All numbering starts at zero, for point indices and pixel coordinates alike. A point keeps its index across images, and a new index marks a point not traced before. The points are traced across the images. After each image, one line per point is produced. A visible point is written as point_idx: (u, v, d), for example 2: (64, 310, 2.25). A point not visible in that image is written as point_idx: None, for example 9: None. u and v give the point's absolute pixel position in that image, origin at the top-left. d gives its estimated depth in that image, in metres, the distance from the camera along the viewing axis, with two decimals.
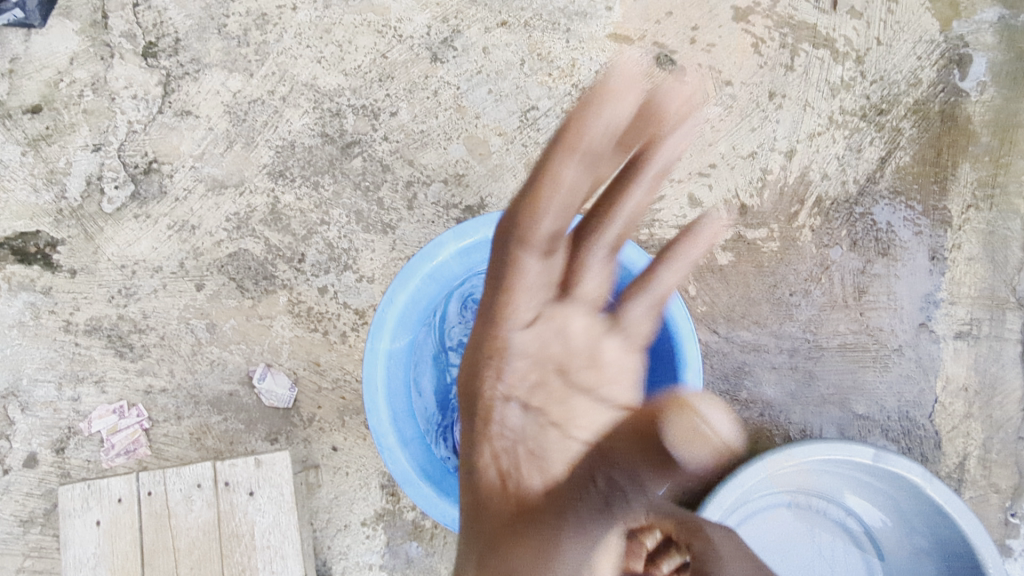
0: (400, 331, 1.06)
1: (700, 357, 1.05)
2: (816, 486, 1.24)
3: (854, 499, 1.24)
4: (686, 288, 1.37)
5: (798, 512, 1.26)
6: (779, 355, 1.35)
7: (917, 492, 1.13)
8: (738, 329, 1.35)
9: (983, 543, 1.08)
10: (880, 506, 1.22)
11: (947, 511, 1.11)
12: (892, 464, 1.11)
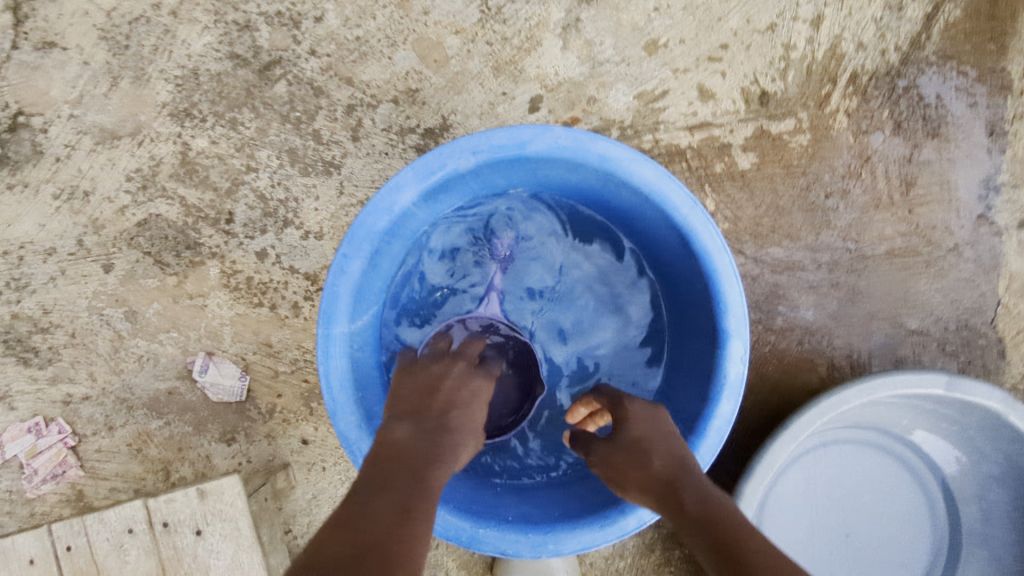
0: (356, 307, 0.83)
1: (744, 300, 0.81)
2: (871, 420, 1.12)
3: (922, 434, 1.11)
4: (702, 204, 1.14)
5: (851, 452, 1.13)
6: (817, 271, 1.14)
7: (995, 420, 1.00)
8: (768, 247, 1.14)
9: None
10: (943, 436, 1.10)
11: None
12: (968, 391, 0.97)
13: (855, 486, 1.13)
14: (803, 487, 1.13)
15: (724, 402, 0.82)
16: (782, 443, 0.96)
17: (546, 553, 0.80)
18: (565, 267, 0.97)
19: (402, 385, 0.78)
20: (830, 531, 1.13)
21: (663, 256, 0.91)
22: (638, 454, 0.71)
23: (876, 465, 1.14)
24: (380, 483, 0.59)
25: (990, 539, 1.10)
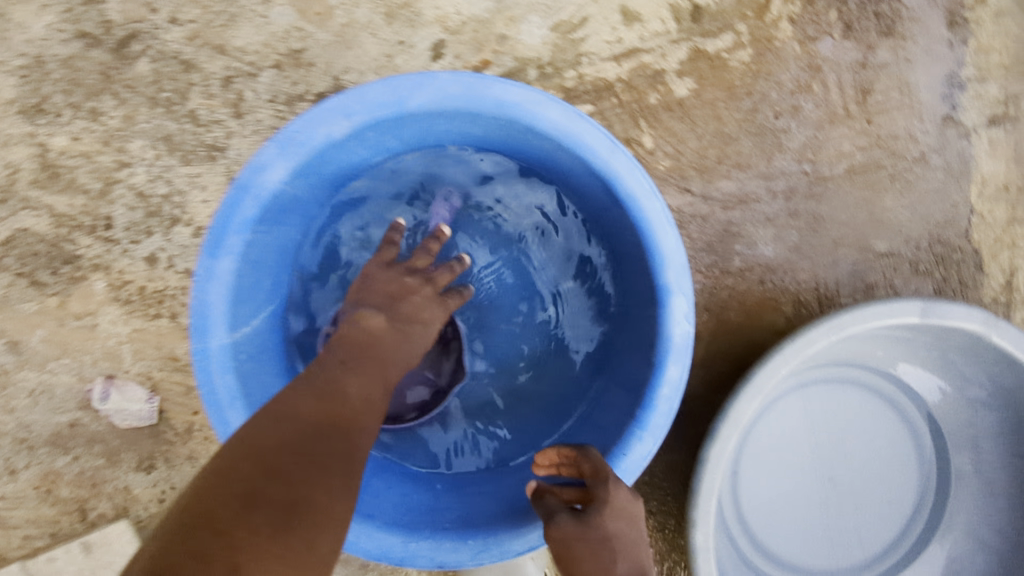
0: (239, 311, 0.72)
1: (682, 249, 0.71)
2: (847, 356, 1.03)
3: (903, 366, 1.04)
4: (640, 142, 1.02)
5: (829, 392, 1.05)
6: (773, 201, 1.04)
7: (977, 341, 0.91)
8: (717, 181, 1.03)
9: None
10: (920, 361, 1.03)
11: (1015, 356, 0.89)
12: (944, 314, 0.87)
13: (836, 428, 1.05)
14: (781, 437, 1.04)
15: (672, 366, 0.72)
16: (748, 400, 0.85)
17: (490, 560, 0.72)
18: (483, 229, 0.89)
19: (372, 278, 0.79)
20: (814, 479, 1.05)
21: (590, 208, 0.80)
22: (604, 560, 0.65)
23: (856, 403, 1.05)
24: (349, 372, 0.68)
25: (981, 463, 1.03)
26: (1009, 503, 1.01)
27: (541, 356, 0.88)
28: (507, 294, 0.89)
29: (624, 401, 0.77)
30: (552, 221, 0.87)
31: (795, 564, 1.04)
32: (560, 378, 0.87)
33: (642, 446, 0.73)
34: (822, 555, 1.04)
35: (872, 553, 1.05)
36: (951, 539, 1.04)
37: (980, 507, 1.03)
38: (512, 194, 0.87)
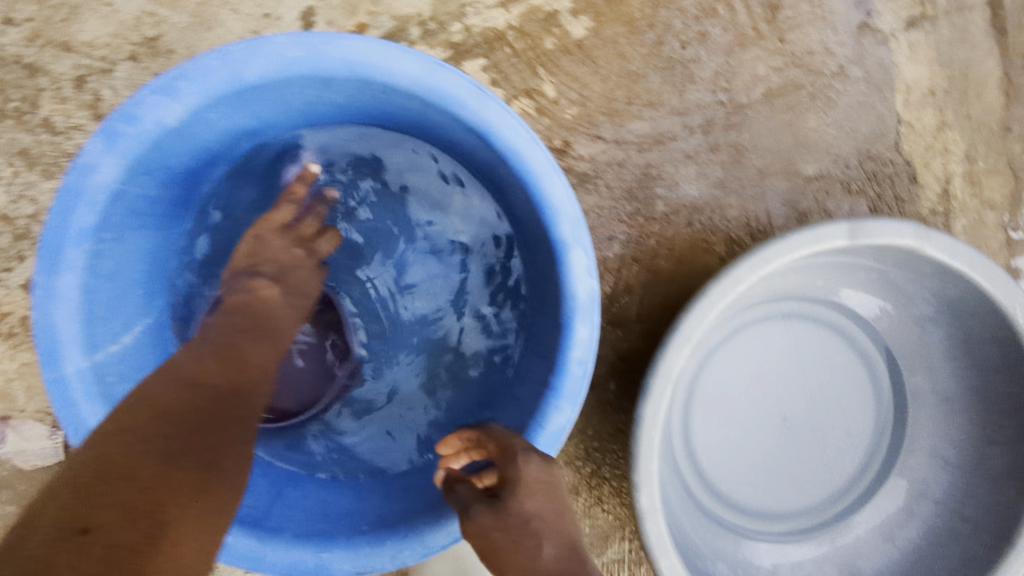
0: (103, 328, 0.67)
1: (573, 198, 0.65)
2: (785, 289, 0.99)
3: (847, 291, 1.01)
4: (541, 91, 0.95)
5: (772, 328, 1.01)
6: (691, 137, 0.98)
7: (913, 256, 0.86)
8: (629, 123, 0.96)
9: (1003, 291, 0.84)
10: (861, 284, 1.00)
11: (954, 268, 0.84)
12: (874, 233, 0.81)
13: (784, 364, 1.01)
14: (728, 381, 1.00)
15: (580, 326, 0.67)
16: (676, 350, 0.80)
17: (413, 559, 0.68)
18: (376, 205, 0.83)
19: (262, 242, 0.73)
20: (767, 420, 1.01)
21: (478, 167, 0.73)
22: (528, 544, 0.63)
23: (801, 335, 1.02)
24: (247, 337, 0.65)
25: (936, 381, 1.00)
26: (967, 418, 0.97)
27: (456, 333, 0.83)
28: (413, 272, 0.83)
29: (539, 369, 0.72)
30: (446, 190, 0.81)
31: (758, 509, 1.00)
32: (479, 353, 0.82)
33: (563, 415, 0.68)
34: (784, 496, 1.01)
35: (833, 485, 1.02)
36: (913, 460, 1.02)
37: (939, 425, 1.00)
38: (401, 164, 0.81)
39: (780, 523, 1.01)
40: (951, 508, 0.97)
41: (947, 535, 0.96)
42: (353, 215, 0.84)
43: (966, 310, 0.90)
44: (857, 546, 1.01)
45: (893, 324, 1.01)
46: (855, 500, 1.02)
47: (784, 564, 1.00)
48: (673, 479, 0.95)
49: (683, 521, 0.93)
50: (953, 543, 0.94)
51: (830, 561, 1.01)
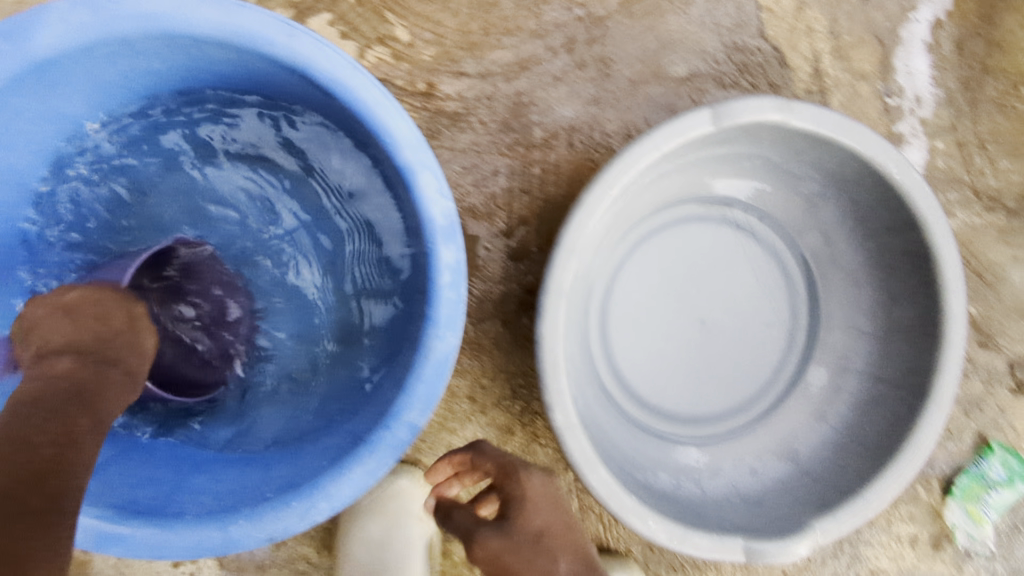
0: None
1: (409, 122, 0.64)
2: (676, 192, 0.99)
3: (722, 181, 1.01)
4: (394, 38, 0.93)
5: (671, 234, 1.01)
6: (556, 58, 0.96)
7: (782, 131, 0.86)
8: (490, 55, 0.95)
9: (875, 150, 0.84)
10: (749, 173, 1.00)
11: (824, 136, 0.84)
12: (737, 114, 0.81)
13: (687, 267, 1.01)
14: (635, 295, 1.00)
15: (444, 249, 0.66)
16: (562, 264, 0.79)
17: (323, 516, 0.67)
18: (239, 179, 0.82)
19: (56, 316, 0.69)
20: (682, 326, 1.01)
21: (321, 113, 0.72)
22: (541, 561, 0.65)
23: (698, 237, 1.02)
24: (45, 414, 0.59)
25: (837, 256, 1.01)
26: (875, 286, 0.98)
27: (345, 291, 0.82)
28: (291, 238, 0.83)
29: (418, 304, 0.71)
30: (297, 148, 0.79)
31: (686, 413, 1.03)
32: (370, 306, 0.81)
33: (445, 341, 0.67)
34: (712, 396, 1.03)
35: (759, 376, 1.04)
36: (831, 336, 1.03)
37: (849, 299, 1.01)
38: (253, 129, 0.80)
39: (714, 423, 1.04)
40: (870, 375, 0.99)
41: (871, 402, 0.97)
42: (216, 198, 0.83)
43: (847, 178, 0.91)
44: (791, 430, 1.02)
45: (780, 205, 1.02)
46: (783, 386, 1.04)
47: (725, 461, 1.01)
48: (599, 400, 0.96)
49: (613, 437, 0.94)
50: (876, 408, 0.96)
51: (768, 451, 1.01)
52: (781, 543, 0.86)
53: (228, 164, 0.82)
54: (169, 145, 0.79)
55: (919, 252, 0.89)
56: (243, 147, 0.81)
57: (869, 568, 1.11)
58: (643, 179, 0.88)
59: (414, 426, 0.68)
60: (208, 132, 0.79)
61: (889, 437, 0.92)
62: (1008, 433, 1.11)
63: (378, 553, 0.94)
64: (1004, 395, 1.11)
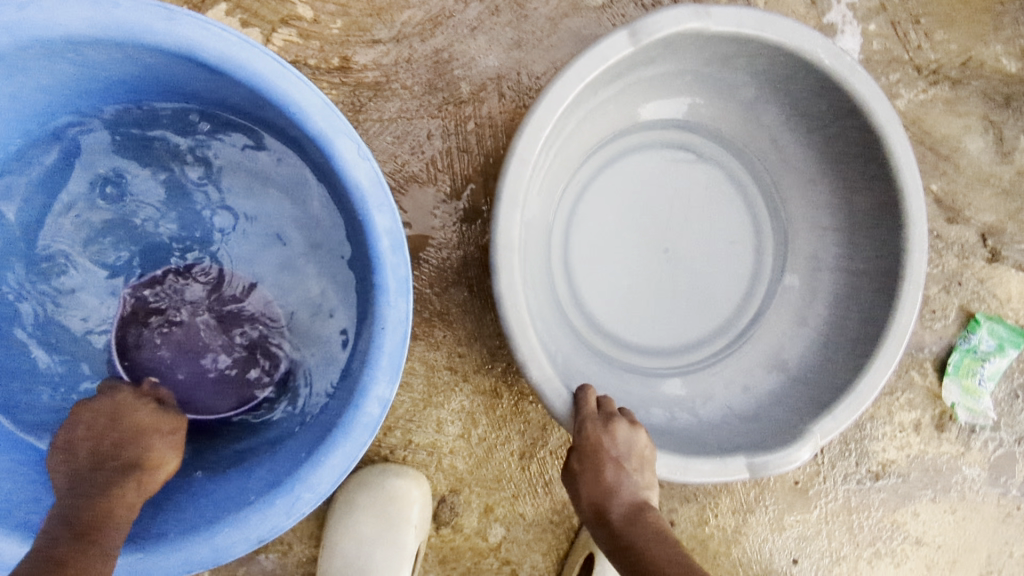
0: None
1: (314, 89, 0.61)
2: (612, 125, 0.97)
3: (653, 104, 0.98)
4: (298, 17, 0.90)
5: (618, 169, 1.00)
6: (469, 8, 0.93)
7: (704, 38, 0.81)
8: (400, 17, 0.92)
9: (800, 39, 0.80)
10: (683, 91, 0.97)
11: (748, 36, 0.80)
12: (654, 29, 0.76)
13: (639, 199, 0.99)
14: (593, 237, 0.98)
15: (379, 215, 0.63)
16: (509, 217, 0.75)
17: (310, 507, 0.65)
18: (175, 188, 0.80)
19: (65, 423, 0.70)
20: (647, 261, 0.99)
21: (232, 96, 0.69)
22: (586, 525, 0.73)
23: (646, 166, 1.00)
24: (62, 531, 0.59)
25: (789, 157, 0.99)
26: (832, 176, 0.95)
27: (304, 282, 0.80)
28: (240, 235, 0.82)
29: (367, 276, 0.68)
30: (229, 142, 0.79)
31: (667, 344, 1.02)
32: (330, 293, 0.79)
33: (398, 306, 0.64)
34: (691, 322, 1.02)
35: (735, 293, 1.02)
36: (800, 238, 1.01)
37: (809, 197, 0.99)
38: (179, 132, 0.79)
39: (697, 349, 1.03)
40: (843, 270, 0.95)
41: (848, 295, 0.94)
42: (155, 209, 0.80)
43: (781, 75, 0.88)
44: (778, 341, 1.00)
45: (721, 115, 1.00)
46: (760, 296, 1.03)
47: (716, 387, 0.98)
48: (575, 348, 0.94)
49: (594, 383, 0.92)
50: (855, 299, 0.93)
51: (758, 365, 0.99)
52: (786, 452, 0.83)
53: (164, 172, 0.80)
54: (108, 161, 0.79)
55: (867, 135, 0.85)
56: (174, 153, 0.79)
57: (879, 461, 1.11)
58: (573, 113, 0.84)
59: (385, 400, 0.65)
60: (134, 143, 0.79)
61: (873, 325, 0.88)
62: (990, 301, 1.11)
63: (365, 549, 0.93)
64: (980, 265, 1.11)
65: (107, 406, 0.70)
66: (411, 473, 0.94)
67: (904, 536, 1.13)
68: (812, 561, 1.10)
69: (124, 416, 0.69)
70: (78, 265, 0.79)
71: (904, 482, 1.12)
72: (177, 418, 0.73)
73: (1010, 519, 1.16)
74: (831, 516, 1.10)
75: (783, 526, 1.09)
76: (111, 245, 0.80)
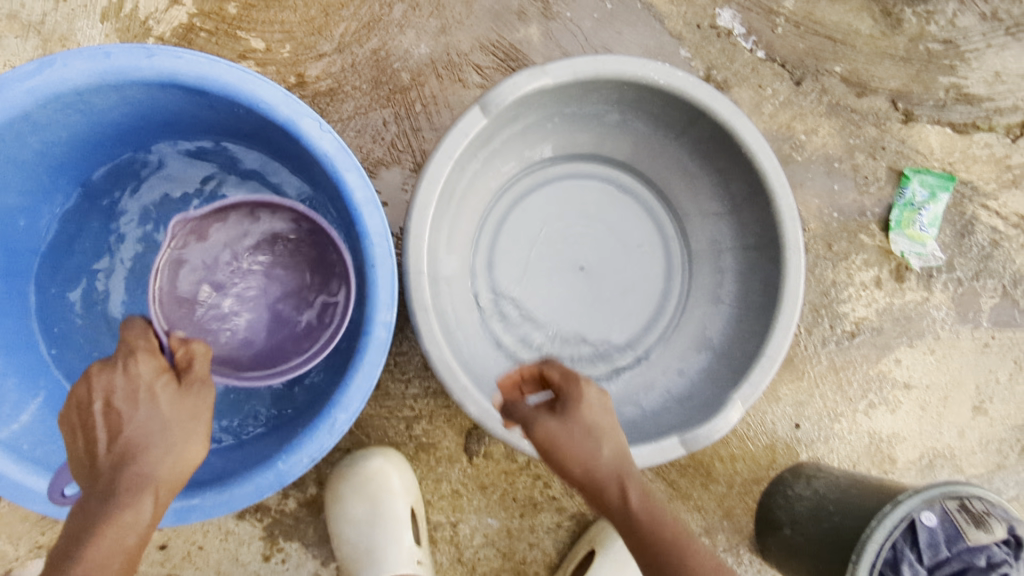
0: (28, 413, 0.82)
1: (280, 89, 0.76)
2: (504, 176, 1.10)
3: (556, 142, 1.10)
4: (253, 49, 1.06)
5: (525, 208, 1.13)
6: (393, 9, 1.09)
7: (550, 90, 0.95)
8: (339, 30, 1.07)
9: (631, 68, 0.93)
10: (558, 134, 1.09)
11: (585, 78, 0.93)
12: (498, 98, 0.91)
13: (551, 225, 1.13)
14: (515, 272, 1.11)
15: (349, 173, 0.77)
16: (418, 285, 0.88)
17: (346, 424, 0.78)
18: (192, 211, 0.95)
19: (89, 404, 0.71)
20: (565, 281, 1.11)
21: (219, 115, 0.84)
22: (588, 444, 0.77)
23: (557, 196, 1.14)
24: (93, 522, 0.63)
25: (667, 160, 1.10)
26: (705, 171, 1.07)
27: None
28: None
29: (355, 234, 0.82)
30: (229, 160, 0.94)
31: (607, 347, 1.13)
32: None
33: (381, 245, 0.78)
34: (621, 327, 1.13)
35: (655, 293, 1.14)
36: (697, 227, 1.13)
37: (694, 192, 1.11)
38: (186, 165, 0.94)
39: (635, 346, 1.14)
40: (736, 246, 1.07)
41: (746, 270, 1.05)
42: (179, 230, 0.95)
43: (636, 101, 1.01)
44: (701, 323, 1.11)
45: (599, 141, 1.11)
46: (678, 290, 1.15)
47: (655, 375, 1.10)
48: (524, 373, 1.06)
49: None
50: (753, 272, 1.04)
51: (718, 256, 1.11)
52: (714, 422, 0.94)
53: (181, 198, 0.95)
54: (134, 194, 0.93)
55: (718, 130, 0.98)
56: (185, 182, 0.95)
57: (851, 321, 1.22)
58: (462, 177, 0.98)
59: (389, 323, 0.78)
60: (152, 177, 0.94)
61: (769, 293, 0.99)
62: (915, 157, 1.23)
63: (363, 529, 1.03)
64: (897, 127, 1.23)
65: (132, 397, 0.71)
66: (376, 450, 1.05)
67: (892, 383, 1.24)
68: (813, 423, 1.21)
69: (150, 405, 0.70)
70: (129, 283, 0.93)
71: (880, 335, 1.23)
72: (198, 405, 0.73)
73: (988, 349, 1.26)
74: (819, 378, 1.21)
75: (779, 396, 1.20)
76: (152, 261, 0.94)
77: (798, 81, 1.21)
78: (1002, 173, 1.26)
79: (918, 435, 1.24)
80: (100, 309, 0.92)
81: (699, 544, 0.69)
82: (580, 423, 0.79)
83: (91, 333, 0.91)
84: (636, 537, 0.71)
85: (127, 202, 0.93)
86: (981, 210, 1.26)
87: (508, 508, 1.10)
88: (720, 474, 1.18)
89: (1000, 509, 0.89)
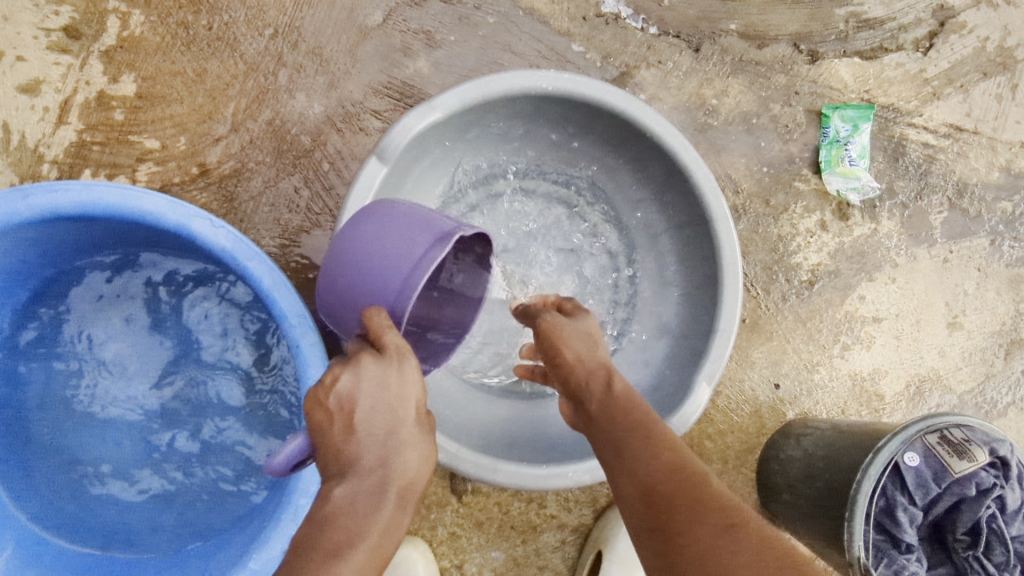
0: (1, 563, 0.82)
1: (161, 197, 0.75)
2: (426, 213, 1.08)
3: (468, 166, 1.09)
4: (149, 149, 1.05)
5: None
6: (279, 76, 1.08)
7: (444, 122, 0.94)
8: (230, 110, 1.07)
9: (517, 81, 0.93)
10: (468, 158, 1.08)
11: (473, 102, 0.93)
12: (394, 142, 0.89)
13: None
14: None
15: (252, 260, 0.77)
16: None
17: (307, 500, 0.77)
18: (110, 332, 0.94)
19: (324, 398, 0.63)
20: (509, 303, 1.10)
21: (116, 233, 0.84)
22: (578, 345, 0.75)
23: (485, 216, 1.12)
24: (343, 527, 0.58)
25: (582, 157, 1.10)
26: (621, 161, 1.06)
27: (246, 358, 0.95)
28: (175, 342, 0.95)
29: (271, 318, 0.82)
30: (138, 272, 0.94)
31: None
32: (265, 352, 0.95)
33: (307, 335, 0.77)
34: None
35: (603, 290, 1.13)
36: (628, 216, 1.12)
37: (615, 182, 1.10)
38: (95, 288, 0.93)
39: None
40: (668, 226, 1.06)
41: (684, 248, 1.04)
42: (103, 351, 0.94)
43: (534, 111, 1.00)
44: (653, 309, 1.10)
45: (512, 156, 1.10)
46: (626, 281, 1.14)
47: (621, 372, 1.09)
48: (487, 400, 1.04)
49: (517, 426, 1.01)
50: (690, 250, 1.03)
51: (657, 241, 1.09)
52: (680, 412, 0.94)
53: (96, 321, 0.94)
54: (50, 328, 0.92)
55: (620, 121, 0.97)
56: (99, 306, 0.94)
57: (807, 270, 1.21)
58: None
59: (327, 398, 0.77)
60: (62, 308, 0.92)
61: (708, 265, 0.99)
62: (830, 94, 1.23)
63: None
64: (806, 69, 1.22)
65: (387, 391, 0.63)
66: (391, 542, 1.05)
67: (862, 321, 1.23)
68: (792, 379, 1.20)
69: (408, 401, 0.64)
70: (70, 415, 0.92)
71: (838, 277, 1.22)
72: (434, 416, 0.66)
73: (949, 264, 1.25)
74: (789, 334, 1.21)
75: (753, 360, 1.19)
76: (85, 388, 0.93)
77: (697, 48, 1.20)
78: (921, 88, 1.25)
79: (900, 366, 1.24)
80: (53, 438, 0.92)
81: (664, 434, 0.67)
82: (580, 328, 0.77)
83: (50, 466, 0.91)
84: (606, 426, 0.69)
85: (42, 338, 0.92)
86: (908, 129, 1.25)
87: (508, 538, 1.10)
88: (711, 453, 1.17)
89: (981, 432, 0.87)
